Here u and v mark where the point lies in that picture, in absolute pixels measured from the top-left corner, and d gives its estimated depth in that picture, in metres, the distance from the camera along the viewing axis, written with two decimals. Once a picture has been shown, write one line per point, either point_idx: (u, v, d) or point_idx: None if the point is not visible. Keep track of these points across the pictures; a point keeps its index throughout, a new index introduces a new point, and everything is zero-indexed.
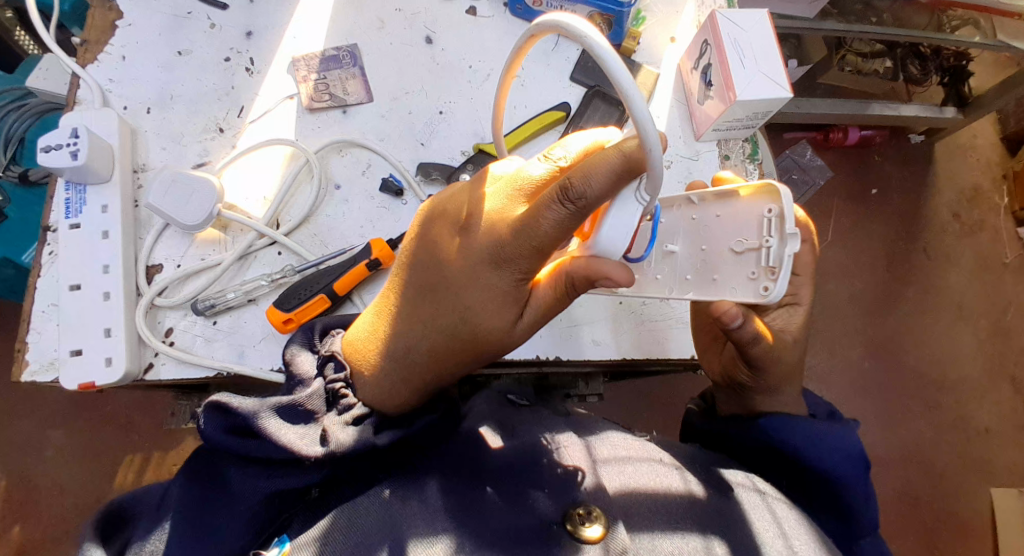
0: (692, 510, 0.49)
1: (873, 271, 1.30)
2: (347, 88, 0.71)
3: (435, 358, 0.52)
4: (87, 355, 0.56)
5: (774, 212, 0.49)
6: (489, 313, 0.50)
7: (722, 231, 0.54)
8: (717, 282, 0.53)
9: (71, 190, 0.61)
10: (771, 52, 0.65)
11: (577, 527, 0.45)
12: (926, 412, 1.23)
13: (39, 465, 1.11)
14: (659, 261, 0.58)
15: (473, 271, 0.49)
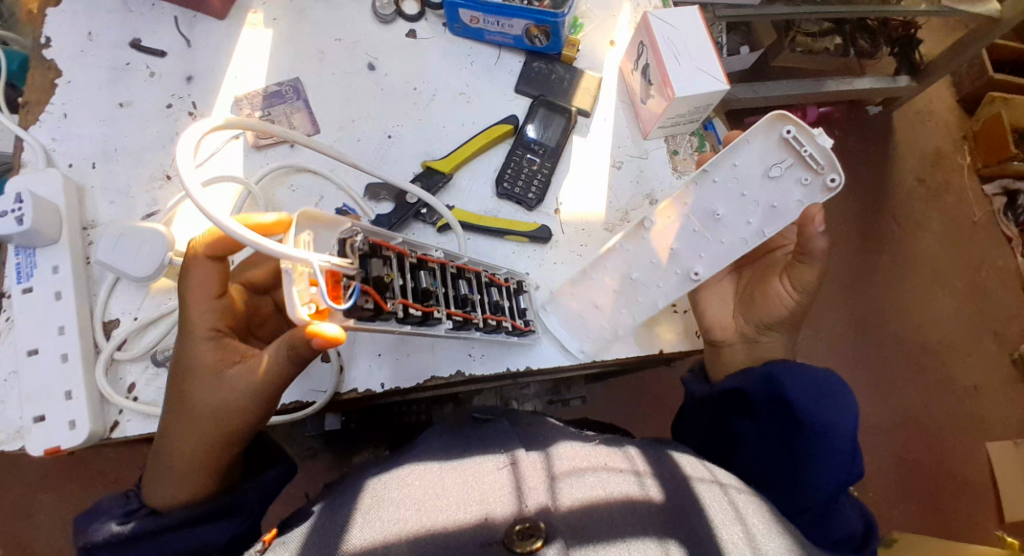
0: (650, 511, 0.40)
1: (846, 244, 1.32)
2: (293, 122, 0.72)
3: (182, 443, 0.50)
4: (51, 419, 0.56)
5: (788, 127, 0.56)
6: (198, 381, 0.50)
7: (751, 171, 0.59)
8: (778, 208, 0.58)
9: (20, 255, 0.60)
10: (704, 48, 0.67)
11: (517, 542, 0.36)
12: (915, 375, 1.25)
13: (27, 532, 1.09)
14: (711, 235, 0.62)
15: (186, 347, 0.51)
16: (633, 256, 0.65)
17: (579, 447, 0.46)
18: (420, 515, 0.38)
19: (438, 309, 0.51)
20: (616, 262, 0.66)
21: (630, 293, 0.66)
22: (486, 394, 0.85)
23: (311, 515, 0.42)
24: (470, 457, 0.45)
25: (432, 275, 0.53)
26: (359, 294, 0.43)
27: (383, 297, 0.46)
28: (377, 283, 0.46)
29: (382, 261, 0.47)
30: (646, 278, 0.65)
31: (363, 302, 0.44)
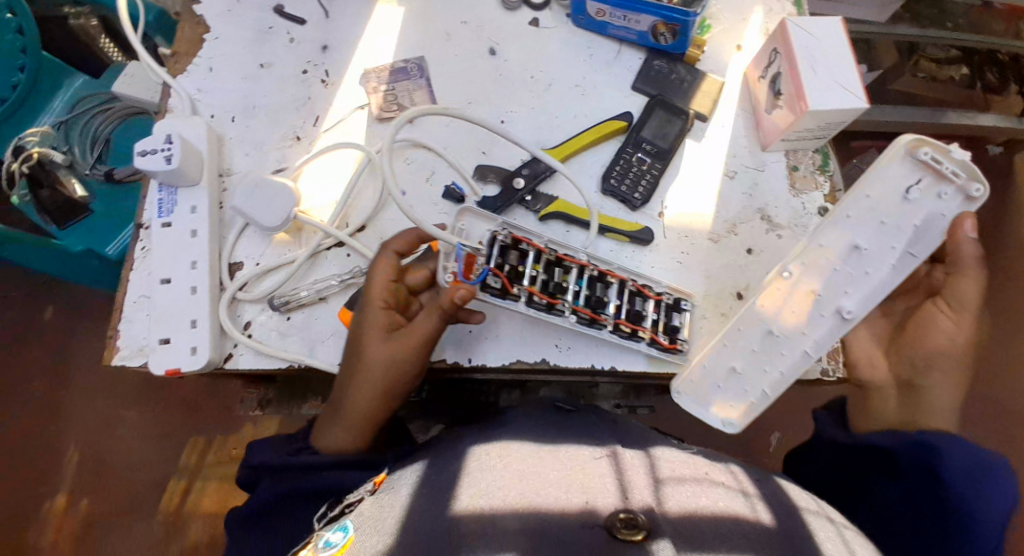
0: (762, 535, 0.39)
1: None
2: (414, 99, 0.73)
3: (351, 403, 0.57)
4: (175, 343, 0.61)
5: (924, 150, 0.55)
6: (372, 343, 0.57)
7: (888, 198, 0.58)
8: (919, 227, 0.56)
9: (164, 192, 0.66)
10: (845, 60, 0.65)
11: (620, 531, 0.37)
12: (1004, 442, 1.14)
13: (111, 444, 1.19)
14: (856, 269, 0.58)
15: (363, 313, 0.59)
16: (765, 313, 0.61)
17: (676, 456, 0.48)
18: (526, 496, 0.40)
19: (563, 301, 0.62)
20: (750, 323, 0.62)
21: (769, 350, 0.61)
22: (553, 387, 0.86)
23: (417, 474, 0.46)
24: (570, 445, 0.49)
25: (570, 273, 0.63)
26: (487, 272, 0.60)
27: (511, 282, 0.61)
28: (511, 272, 0.61)
29: (519, 254, 0.61)
30: (793, 331, 0.60)
31: (490, 279, 0.60)
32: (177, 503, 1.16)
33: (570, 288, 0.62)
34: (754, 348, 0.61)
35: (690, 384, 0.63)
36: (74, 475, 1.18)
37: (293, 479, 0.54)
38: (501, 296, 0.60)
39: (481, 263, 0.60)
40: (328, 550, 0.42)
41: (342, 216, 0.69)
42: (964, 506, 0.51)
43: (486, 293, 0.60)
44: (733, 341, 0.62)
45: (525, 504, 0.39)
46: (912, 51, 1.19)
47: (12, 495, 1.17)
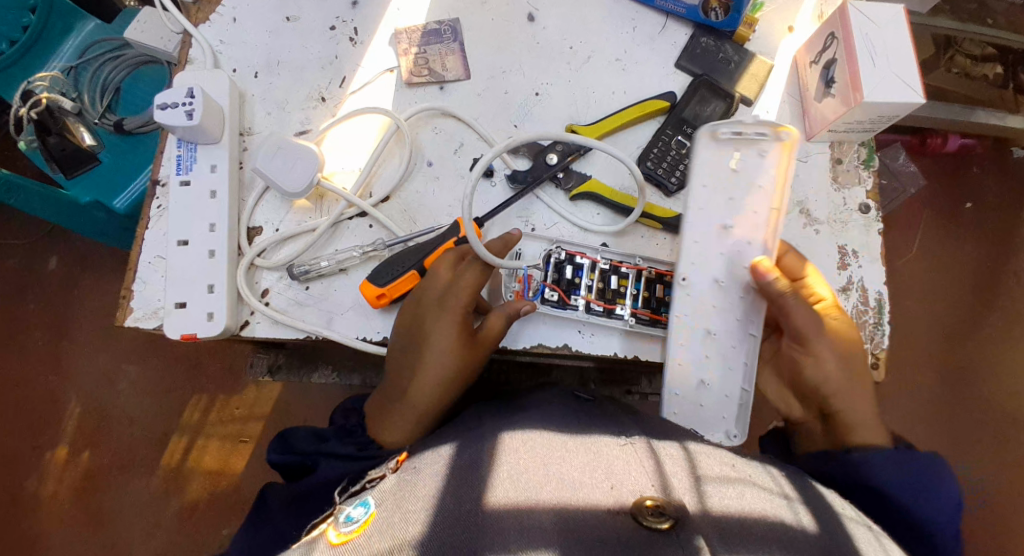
0: (806, 537, 0.37)
1: (961, 292, 1.21)
2: (446, 64, 0.70)
3: (419, 391, 0.56)
4: (190, 308, 0.59)
5: (722, 129, 0.57)
6: (446, 343, 0.56)
7: (721, 177, 0.58)
8: (765, 186, 0.57)
9: (182, 147, 0.63)
10: (907, 50, 0.61)
11: (645, 517, 0.36)
12: (996, 447, 1.14)
13: (114, 399, 1.19)
14: (733, 251, 0.58)
15: (438, 314, 0.57)
16: (694, 314, 0.59)
17: (708, 450, 0.45)
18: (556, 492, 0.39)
19: (622, 306, 0.62)
20: (691, 331, 0.59)
21: (720, 354, 0.59)
22: (564, 370, 0.85)
23: (445, 457, 0.44)
24: (600, 435, 0.47)
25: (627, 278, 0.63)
26: (544, 288, 0.62)
27: (568, 294, 0.62)
28: (567, 284, 0.62)
29: (574, 267, 0.63)
30: (727, 327, 0.59)
31: (547, 294, 0.62)
32: (178, 460, 1.16)
33: (629, 291, 0.63)
34: (710, 354, 0.59)
35: (682, 410, 0.60)
36: (75, 426, 1.17)
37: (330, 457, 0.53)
38: (559, 307, 0.62)
39: (538, 278, 0.63)
40: (349, 525, 0.40)
41: (366, 185, 0.66)
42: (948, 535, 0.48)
43: (543, 304, 0.62)
44: (713, 355, 0.59)
45: (560, 494, 0.39)
46: (949, 45, 1.13)
47: (13, 444, 1.17)
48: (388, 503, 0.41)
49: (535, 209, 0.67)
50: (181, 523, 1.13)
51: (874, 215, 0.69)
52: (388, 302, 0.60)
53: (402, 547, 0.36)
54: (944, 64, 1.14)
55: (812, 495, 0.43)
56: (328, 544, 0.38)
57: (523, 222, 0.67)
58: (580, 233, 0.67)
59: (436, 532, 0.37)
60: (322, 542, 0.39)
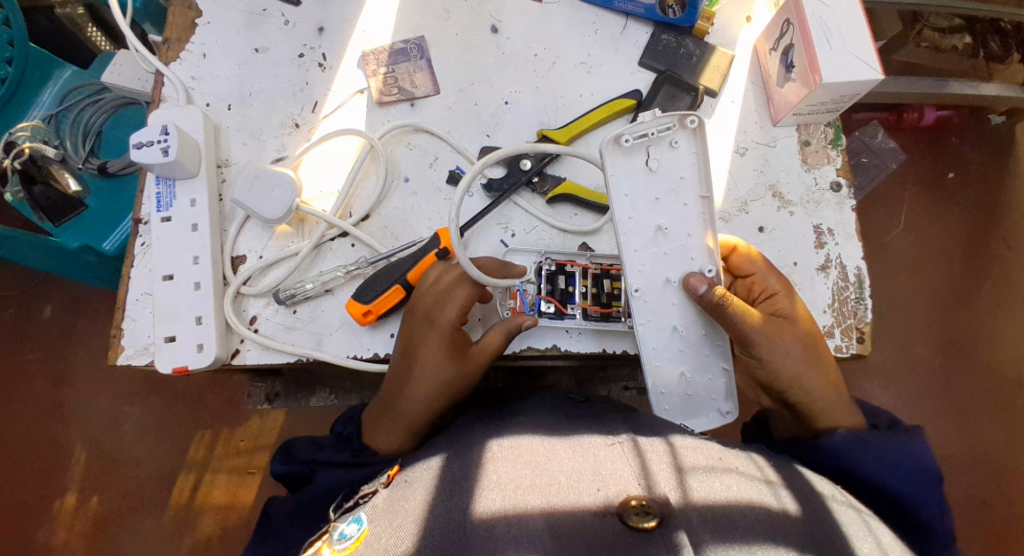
0: (789, 523, 0.39)
1: (949, 264, 1.22)
2: (415, 81, 0.71)
3: (415, 410, 0.56)
4: (181, 341, 0.60)
5: (627, 136, 0.55)
6: (439, 351, 0.57)
7: (641, 180, 0.58)
8: (687, 175, 0.58)
9: (161, 184, 0.64)
10: (860, 30, 0.63)
11: (631, 517, 0.37)
12: (992, 412, 1.15)
13: (117, 441, 1.19)
14: (668, 249, 0.59)
15: (432, 327, 0.58)
16: (658, 317, 0.60)
17: (691, 442, 0.46)
18: (540, 495, 0.39)
19: (620, 308, 0.63)
20: (658, 331, 0.60)
21: (691, 344, 0.60)
22: (559, 373, 0.86)
23: (433, 469, 0.45)
24: (588, 435, 0.48)
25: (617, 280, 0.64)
26: (540, 301, 0.63)
27: (564, 303, 0.63)
28: (562, 294, 0.63)
29: (566, 276, 0.64)
30: (691, 320, 0.60)
31: (544, 306, 0.62)
32: (185, 496, 1.16)
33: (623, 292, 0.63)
34: (683, 348, 0.60)
35: (671, 405, 0.60)
36: (81, 471, 1.17)
37: (328, 471, 0.54)
38: (558, 318, 0.63)
39: (532, 292, 0.64)
40: (343, 542, 0.41)
41: (345, 206, 0.67)
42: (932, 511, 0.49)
43: (543, 318, 0.63)
44: (698, 346, 0.60)
45: (548, 498, 0.39)
46: (915, 21, 1.13)
47: (20, 494, 1.17)
48: (379, 519, 0.41)
49: (514, 215, 0.68)
50: None
51: (846, 192, 0.70)
52: (375, 318, 0.61)
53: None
54: (913, 39, 1.15)
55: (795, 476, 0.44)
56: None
57: (502, 228, 0.68)
58: (559, 236, 0.68)
59: (427, 543, 0.38)
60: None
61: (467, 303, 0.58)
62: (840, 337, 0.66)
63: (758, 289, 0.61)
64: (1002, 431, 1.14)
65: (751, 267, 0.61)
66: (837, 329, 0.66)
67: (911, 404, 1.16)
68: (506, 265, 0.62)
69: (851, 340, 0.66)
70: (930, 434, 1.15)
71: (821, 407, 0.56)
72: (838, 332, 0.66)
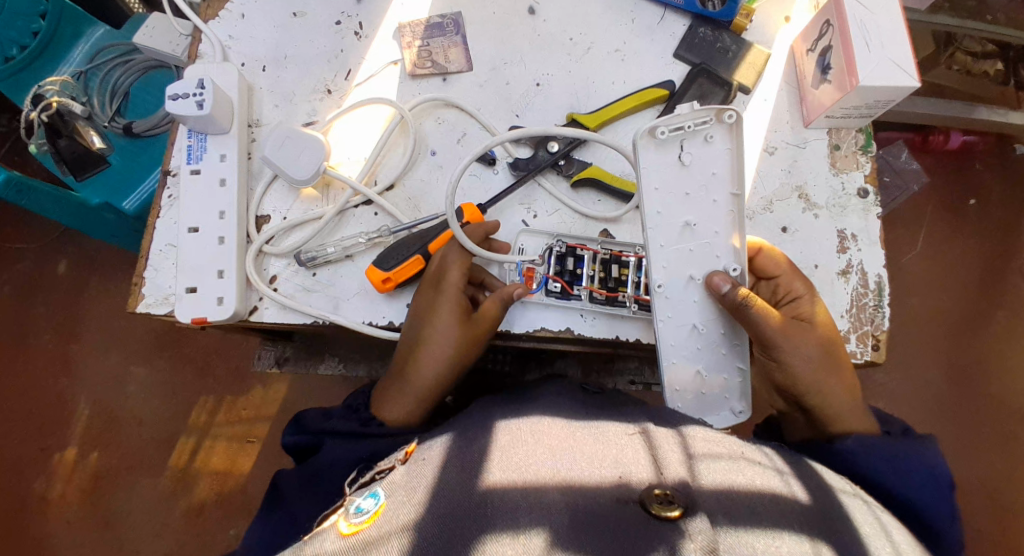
0: (804, 512, 0.38)
1: (965, 288, 1.21)
2: (448, 56, 0.71)
3: (421, 380, 0.57)
4: (201, 293, 0.60)
5: (660, 128, 0.55)
6: (445, 316, 0.58)
7: (672, 175, 0.57)
8: (720, 172, 0.57)
9: (193, 138, 0.65)
10: (900, 36, 0.62)
11: (653, 505, 0.36)
12: (1001, 441, 1.14)
13: (123, 399, 1.20)
14: (694, 245, 0.59)
15: (439, 294, 0.59)
16: (679, 313, 0.60)
17: (708, 434, 0.45)
18: (554, 475, 0.39)
19: (626, 293, 0.63)
20: (678, 327, 0.60)
21: (707, 340, 0.60)
22: (567, 359, 0.86)
23: (444, 442, 0.45)
24: (606, 423, 0.47)
25: (628, 266, 0.64)
26: (546, 280, 0.63)
27: (571, 284, 0.63)
28: (570, 275, 0.63)
29: (575, 259, 0.64)
30: (711, 319, 0.60)
31: (551, 285, 0.63)
32: (186, 460, 1.17)
33: (630, 279, 0.63)
34: (702, 346, 0.60)
35: (686, 402, 0.60)
36: (85, 427, 1.19)
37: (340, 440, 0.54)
38: (563, 298, 0.63)
39: (541, 271, 0.64)
40: (360, 515, 0.40)
41: (371, 174, 0.68)
42: (945, 521, 0.48)
43: (547, 296, 0.63)
44: (717, 346, 0.60)
45: (560, 476, 0.39)
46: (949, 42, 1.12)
47: (24, 445, 1.18)
48: (391, 492, 0.41)
49: (536, 196, 0.68)
50: (190, 524, 1.14)
51: (873, 199, 0.69)
52: (394, 286, 0.61)
53: (402, 527, 0.37)
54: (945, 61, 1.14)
55: (807, 472, 0.43)
56: (339, 535, 0.38)
57: (525, 209, 0.68)
58: (581, 220, 0.68)
59: (436, 514, 0.37)
60: (332, 534, 0.38)
61: (464, 267, 0.60)
62: (855, 343, 0.66)
63: (782, 293, 0.61)
64: (1007, 460, 1.13)
65: (776, 269, 0.61)
66: (853, 335, 0.66)
67: (917, 427, 1.16)
68: (489, 240, 0.64)
69: (866, 346, 0.65)
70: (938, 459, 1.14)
71: (834, 411, 0.56)
72: (853, 338, 0.66)
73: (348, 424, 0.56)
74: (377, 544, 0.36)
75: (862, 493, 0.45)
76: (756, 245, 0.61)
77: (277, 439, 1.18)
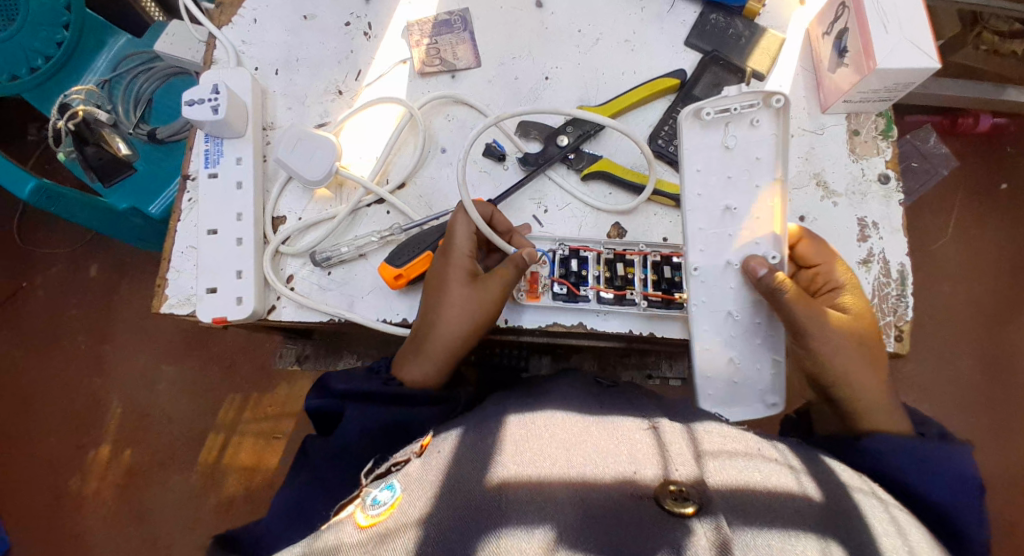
0: (816, 510, 0.38)
1: (995, 277, 1.18)
2: (457, 53, 0.72)
3: (441, 349, 0.58)
4: (220, 294, 0.62)
5: (706, 109, 0.56)
6: (457, 287, 0.58)
7: (714, 158, 0.58)
8: (762, 157, 0.57)
9: (210, 142, 0.66)
10: (918, 17, 0.61)
11: (667, 501, 0.36)
12: None
13: (151, 398, 1.24)
14: (730, 229, 0.58)
15: (449, 266, 0.59)
16: (713, 298, 0.59)
17: (722, 429, 0.45)
18: (564, 467, 0.40)
19: (632, 291, 0.63)
20: (713, 313, 0.59)
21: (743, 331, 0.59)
22: (583, 354, 0.86)
23: (456, 436, 0.45)
24: (618, 417, 0.47)
25: (633, 264, 0.64)
26: (552, 284, 0.63)
27: (578, 286, 0.63)
28: (575, 277, 0.63)
29: (580, 261, 0.64)
30: (746, 306, 0.59)
31: (557, 288, 0.63)
32: (212, 457, 1.20)
33: (636, 277, 0.63)
34: (733, 334, 0.59)
35: (715, 392, 0.60)
36: (115, 426, 1.23)
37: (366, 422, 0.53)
38: (571, 300, 0.63)
39: (545, 276, 0.64)
40: (376, 507, 0.40)
41: (383, 173, 0.68)
42: (971, 521, 0.47)
43: (554, 299, 0.63)
44: (749, 334, 0.59)
45: (565, 473, 0.39)
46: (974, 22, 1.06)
47: (57, 443, 1.23)
48: (407, 486, 0.41)
49: (547, 190, 0.68)
50: (215, 519, 1.17)
51: (894, 185, 0.68)
52: (406, 283, 0.61)
53: (410, 523, 0.37)
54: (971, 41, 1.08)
55: (821, 469, 0.42)
56: (357, 526, 0.39)
57: (536, 203, 0.68)
58: (592, 213, 0.67)
59: (446, 509, 0.38)
60: (350, 525, 0.39)
61: (472, 239, 0.60)
62: None
63: (820, 281, 0.60)
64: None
65: (817, 257, 0.60)
66: None
67: (945, 420, 1.12)
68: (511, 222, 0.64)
69: (889, 336, 0.64)
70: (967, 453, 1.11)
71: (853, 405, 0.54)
72: None
73: (371, 383, 0.57)
74: (393, 536, 0.36)
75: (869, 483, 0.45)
76: (796, 233, 0.61)
77: (301, 436, 1.20)
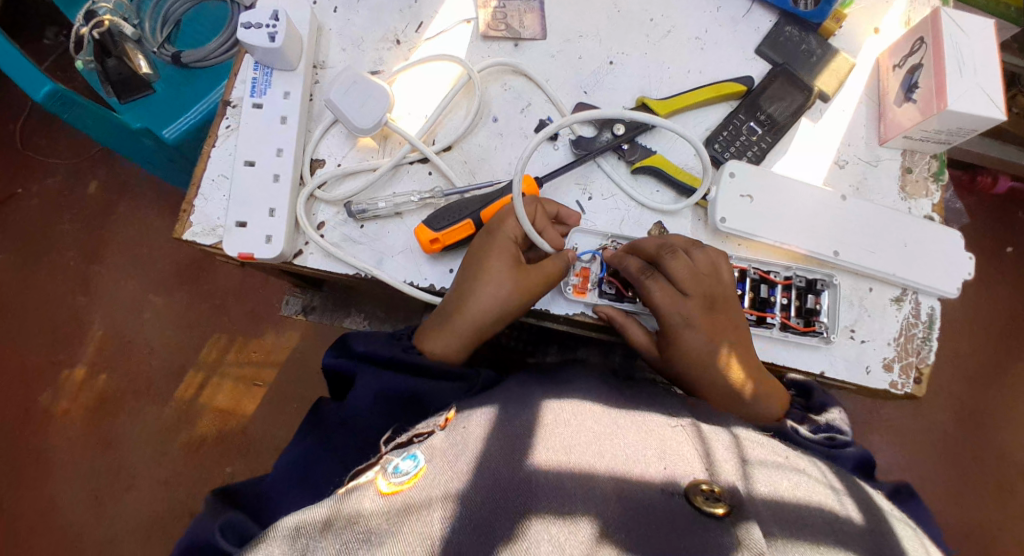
0: (852, 529, 0.38)
1: (987, 337, 1.18)
2: (524, 21, 0.69)
3: (470, 324, 0.56)
4: (250, 229, 0.60)
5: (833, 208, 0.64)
6: (496, 266, 0.56)
7: (867, 230, 0.64)
8: (890, 241, 0.64)
9: (259, 71, 0.64)
10: (993, 66, 0.60)
11: (699, 500, 0.36)
12: (1002, 496, 1.11)
13: (137, 325, 1.21)
14: (867, 249, 0.63)
15: (492, 243, 0.58)
16: (855, 281, 0.64)
17: (755, 437, 0.46)
18: (603, 456, 0.40)
19: None
20: (856, 288, 0.64)
21: (876, 310, 0.64)
22: (591, 347, 0.83)
23: (487, 413, 0.45)
24: (647, 413, 0.47)
25: None
26: (602, 281, 0.62)
27: (627, 286, 0.62)
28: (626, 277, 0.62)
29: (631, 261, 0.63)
30: (882, 289, 0.64)
31: (606, 287, 0.62)
32: (192, 395, 1.18)
33: None
34: (869, 307, 0.64)
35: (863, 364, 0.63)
36: (96, 348, 1.20)
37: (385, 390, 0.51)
38: (617, 301, 0.62)
39: (594, 272, 0.62)
40: (399, 475, 0.40)
41: (430, 133, 0.66)
42: None
43: (600, 298, 0.62)
44: (882, 305, 0.64)
45: (610, 458, 0.40)
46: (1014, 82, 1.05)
47: (31, 356, 1.20)
48: (431, 456, 0.41)
49: (594, 177, 0.67)
50: (187, 456, 1.15)
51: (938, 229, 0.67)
52: (440, 248, 0.59)
53: (445, 494, 0.38)
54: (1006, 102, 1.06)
55: (856, 490, 0.43)
56: (378, 492, 0.39)
57: (581, 189, 0.66)
58: (637, 209, 0.66)
59: (482, 488, 0.38)
60: (371, 489, 0.39)
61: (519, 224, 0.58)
62: (898, 373, 0.63)
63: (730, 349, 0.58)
64: (1007, 515, 1.10)
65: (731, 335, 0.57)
66: (897, 364, 0.63)
67: (912, 467, 1.13)
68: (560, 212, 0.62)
69: (908, 378, 0.62)
70: (929, 502, 1.11)
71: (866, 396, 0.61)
72: (897, 366, 0.63)
73: (391, 348, 0.55)
74: (422, 508, 0.37)
75: (913, 526, 0.43)
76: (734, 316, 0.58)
77: (283, 385, 1.19)
